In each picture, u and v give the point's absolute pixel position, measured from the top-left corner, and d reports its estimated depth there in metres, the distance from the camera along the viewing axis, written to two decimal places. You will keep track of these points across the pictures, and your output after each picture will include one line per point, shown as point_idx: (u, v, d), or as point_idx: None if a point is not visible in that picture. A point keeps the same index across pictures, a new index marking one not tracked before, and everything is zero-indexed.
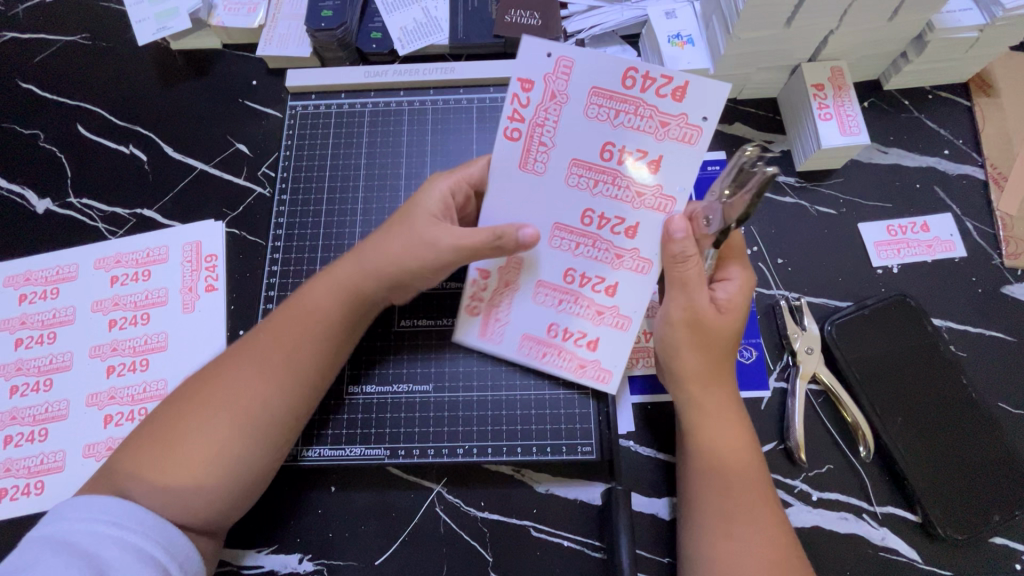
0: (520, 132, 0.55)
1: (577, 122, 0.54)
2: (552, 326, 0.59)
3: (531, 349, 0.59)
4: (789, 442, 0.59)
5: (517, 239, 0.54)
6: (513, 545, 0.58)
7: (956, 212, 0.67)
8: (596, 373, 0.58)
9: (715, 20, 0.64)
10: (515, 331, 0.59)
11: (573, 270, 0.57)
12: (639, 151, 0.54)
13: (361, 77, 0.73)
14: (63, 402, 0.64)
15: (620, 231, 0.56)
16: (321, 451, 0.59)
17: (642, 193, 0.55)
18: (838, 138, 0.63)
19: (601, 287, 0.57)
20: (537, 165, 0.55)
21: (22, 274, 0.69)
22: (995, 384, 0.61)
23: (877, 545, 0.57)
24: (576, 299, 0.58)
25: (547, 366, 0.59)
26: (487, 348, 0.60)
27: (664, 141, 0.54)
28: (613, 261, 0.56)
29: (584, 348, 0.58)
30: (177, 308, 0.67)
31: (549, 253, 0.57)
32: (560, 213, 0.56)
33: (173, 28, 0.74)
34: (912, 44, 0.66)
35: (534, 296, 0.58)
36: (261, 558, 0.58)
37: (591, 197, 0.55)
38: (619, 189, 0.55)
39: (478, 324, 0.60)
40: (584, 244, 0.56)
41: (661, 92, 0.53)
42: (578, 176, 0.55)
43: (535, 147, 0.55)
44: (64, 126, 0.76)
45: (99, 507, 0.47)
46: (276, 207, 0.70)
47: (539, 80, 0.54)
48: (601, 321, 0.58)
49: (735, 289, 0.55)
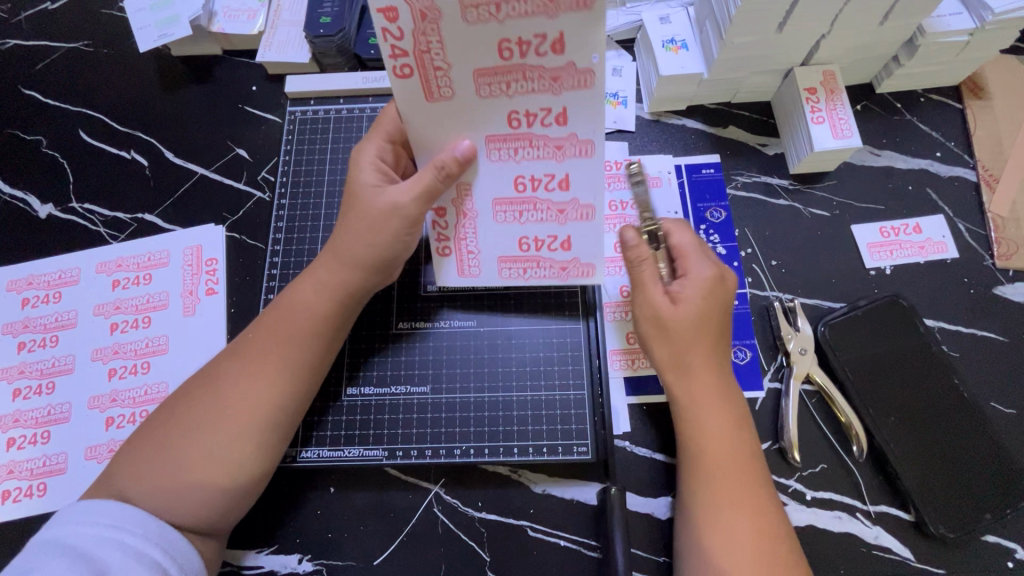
0: (411, 66, 0.46)
1: (462, 32, 0.44)
2: (521, 240, 0.58)
3: (512, 270, 0.60)
4: (783, 441, 0.59)
5: (457, 159, 0.50)
6: (509, 545, 0.58)
7: (948, 214, 0.68)
8: (578, 270, 0.60)
9: (708, 25, 0.65)
10: (490, 257, 0.59)
11: (521, 177, 0.53)
12: (538, 37, 0.44)
13: (359, 82, 0.74)
14: (65, 405, 0.65)
15: (551, 121, 0.49)
16: (320, 452, 0.60)
17: (558, 76, 0.46)
18: (830, 141, 0.64)
19: (555, 185, 0.53)
20: (443, 91, 0.47)
21: (25, 279, 0.70)
22: (987, 384, 0.62)
23: (871, 544, 0.57)
24: (534, 205, 0.55)
25: (533, 280, 0.61)
26: (468, 282, 0.61)
27: (559, 17, 0.43)
28: (557, 154, 0.51)
29: (558, 252, 0.58)
30: (177, 312, 0.68)
31: (489, 168, 0.53)
32: (487, 126, 0.50)
33: (173, 36, 0.73)
34: (903, 48, 0.67)
35: (495, 218, 0.56)
36: (261, 559, 0.59)
37: (511, 100, 0.48)
38: (534, 81, 0.47)
39: (453, 264, 0.60)
40: (521, 148, 0.51)
41: (540, 51, 0.45)
42: (489, 85, 0.47)
43: (432, 75, 0.46)
44: (66, 132, 0.76)
45: (98, 512, 0.47)
46: (275, 211, 0.71)
47: (400, 4, 0.43)
48: (567, 275, 0.60)
49: (692, 282, 0.56)
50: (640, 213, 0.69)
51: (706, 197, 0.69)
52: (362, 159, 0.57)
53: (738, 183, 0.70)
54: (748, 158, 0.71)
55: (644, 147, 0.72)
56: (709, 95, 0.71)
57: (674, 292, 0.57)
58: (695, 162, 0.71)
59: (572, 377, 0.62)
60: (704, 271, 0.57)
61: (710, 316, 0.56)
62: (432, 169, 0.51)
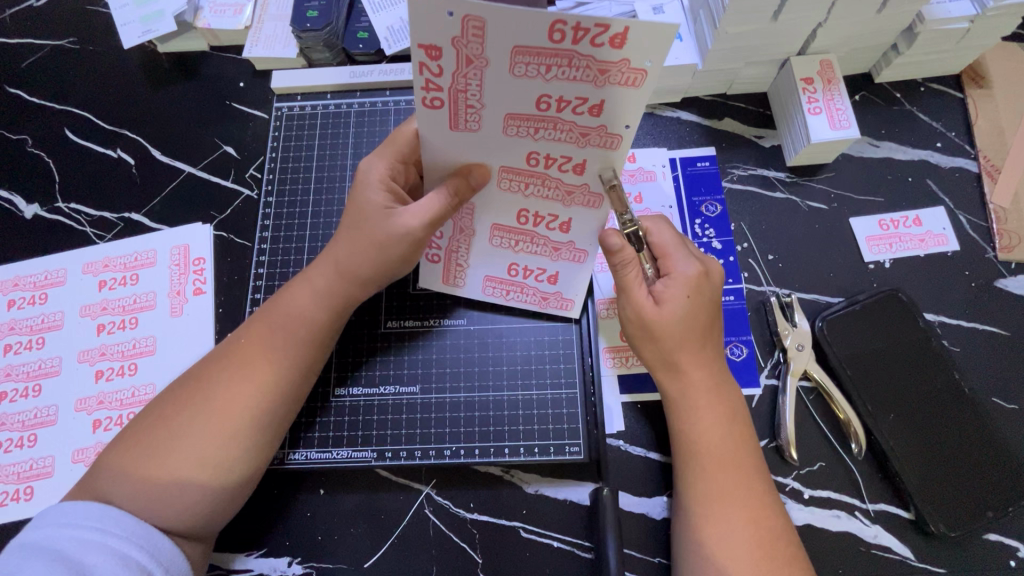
0: (441, 100, 0.44)
1: (505, 82, 0.42)
2: (511, 266, 0.59)
3: (495, 290, 0.61)
4: (780, 440, 0.58)
5: (469, 186, 0.50)
6: (501, 546, 0.57)
7: (949, 206, 0.66)
8: (558, 303, 0.62)
9: (702, 14, 0.63)
10: (478, 273, 0.60)
11: (526, 211, 0.53)
12: (580, 99, 0.42)
13: (346, 77, 0.73)
14: (52, 407, 0.64)
15: (569, 167, 0.48)
16: (308, 454, 0.59)
17: (587, 133, 0.45)
18: (827, 133, 0.63)
19: (556, 226, 0.54)
20: (470, 125, 0.45)
21: (10, 280, 0.69)
22: (989, 380, 0.60)
23: (870, 543, 0.56)
24: (532, 238, 0.55)
25: (513, 302, 0.62)
26: (451, 291, 0.62)
27: (605, 87, 0.41)
28: (565, 197, 0.51)
29: (544, 283, 0.60)
30: (164, 312, 0.67)
31: (498, 196, 0.52)
32: (505, 159, 0.48)
33: (157, 31, 0.72)
34: (901, 36, 0.65)
35: (490, 240, 0.57)
36: (249, 562, 0.58)
37: (535, 143, 0.46)
38: (563, 133, 0.45)
39: (440, 272, 0.60)
40: (533, 184, 0.50)
41: (578, 111, 0.43)
42: (517, 127, 0.45)
43: (461, 110, 0.44)
44: (52, 131, 0.75)
45: (82, 513, 0.46)
46: (263, 209, 0.70)
47: (446, 45, 0.40)
48: (546, 304, 0.62)
49: (676, 285, 0.54)
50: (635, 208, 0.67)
51: (701, 191, 0.68)
52: (371, 177, 0.56)
53: (733, 176, 0.69)
54: (744, 149, 0.70)
55: (638, 141, 0.70)
56: (703, 86, 0.70)
57: (657, 292, 0.54)
58: (690, 155, 0.69)
59: (564, 376, 0.61)
60: (688, 270, 0.55)
61: (695, 315, 0.54)
62: (443, 195, 0.50)
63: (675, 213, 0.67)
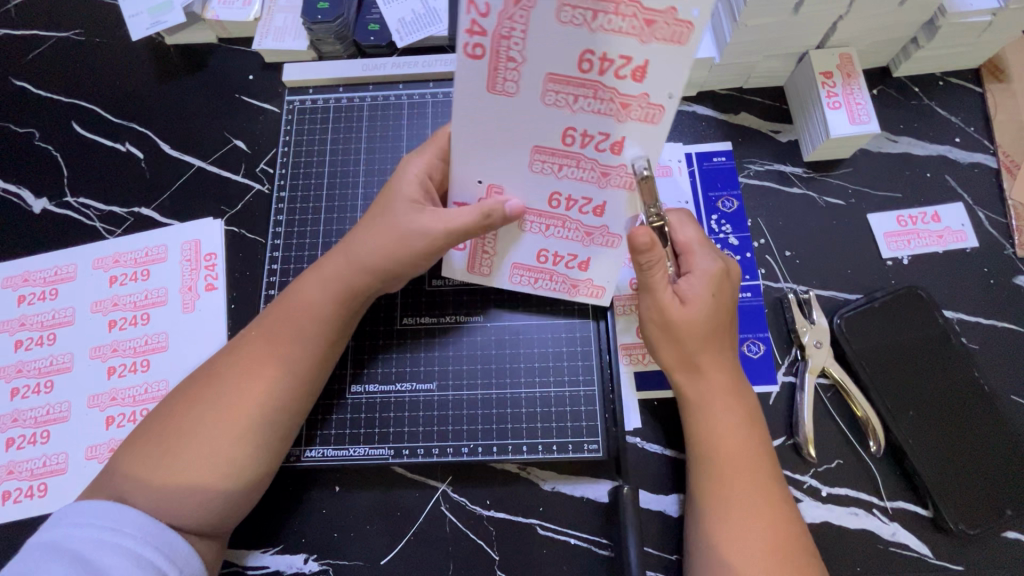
0: (483, 48, 0.41)
1: (549, 29, 0.40)
2: (541, 253, 0.58)
3: (523, 278, 0.60)
4: (798, 437, 0.58)
5: (504, 212, 0.52)
6: (519, 543, 0.57)
7: (968, 202, 0.66)
8: (588, 290, 0.60)
9: (720, 6, 0.62)
10: (505, 262, 0.59)
11: (557, 194, 0.51)
12: (623, 59, 0.41)
13: (359, 70, 0.72)
14: (64, 404, 0.64)
15: (606, 146, 0.46)
16: (324, 451, 0.59)
17: (628, 103, 0.43)
18: (847, 127, 0.62)
19: (590, 210, 0.52)
20: (507, 86, 0.43)
21: (19, 276, 0.68)
22: (1007, 377, 0.60)
23: (888, 540, 0.56)
24: (563, 222, 0.54)
25: (541, 290, 0.61)
26: (476, 280, 0.61)
27: (650, 44, 0.40)
28: (600, 179, 0.49)
29: (574, 270, 0.59)
30: (177, 308, 0.66)
31: (528, 178, 0.50)
32: (540, 135, 0.46)
33: (166, 23, 0.71)
34: (922, 29, 0.64)
35: (521, 226, 0.55)
36: (265, 559, 0.57)
37: (573, 114, 0.44)
38: (603, 103, 0.43)
39: (464, 259, 0.59)
40: (567, 165, 0.48)
41: (620, 74, 0.41)
42: (556, 93, 0.43)
43: (501, 65, 0.42)
44: (60, 124, 0.74)
45: (98, 513, 0.46)
46: (275, 205, 0.69)
47: None
48: (576, 292, 0.61)
49: (702, 283, 0.54)
50: None
51: (719, 187, 0.67)
52: (409, 173, 0.56)
53: (750, 171, 0.68)
54: (760, 144, 0.69)
55: None
56: (720, 79, 0.69)
57: (681, 291, 0.54)
58: (707, 150, 0.69)
59: (581, 374, 0.61)
60: (709, 265, 0.55)
61: (720, 313, 0.54)
62: (478, 212, 0.51)
63: (691, 209, 0.67)
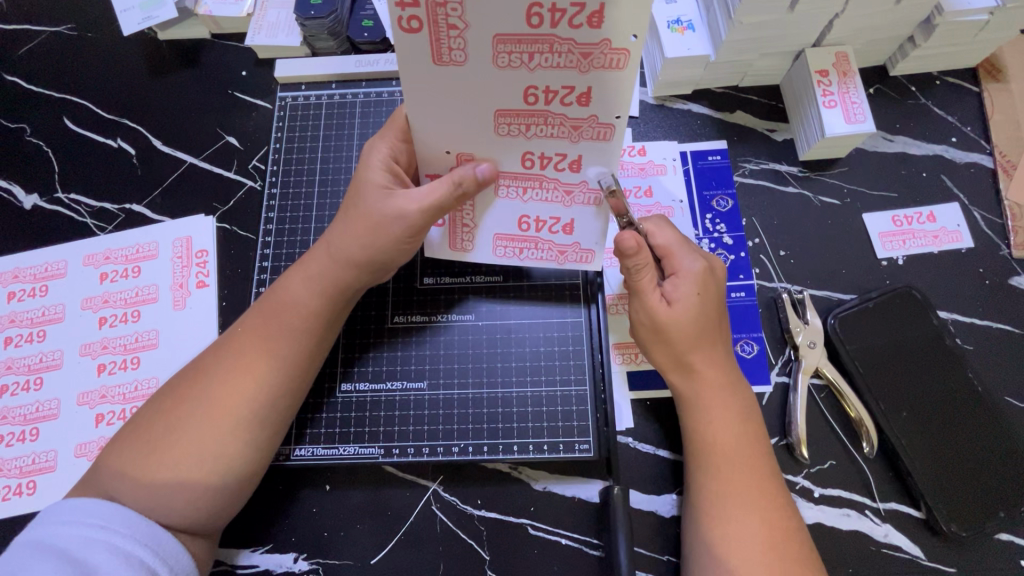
0: (420, 20, 0.41)
1: None
2: (522, 219, 0.56)
3: (507, 249, 0.59)
4: (791, 437, 0.58)
5: (475, 179, 0.51)
6: (509, 543, 0.57)
7: (963, 202, 0.66)
8: (577, 256, 0.59)
9: (716, 4, 0.61)
10: (487, 233, 0.58)
11: (530, 153, 0.50)
12: (576, 6, 0.39)
13: (352, 66, 0.71)
14: (54, 401, 0.63)
15: (573, 100, 0.45)
16: (314, 450, 0.59)
17: (588, 53, 0.42)
18: (842, 126, 0.62)
19: (566, 165, 0.51)
20: (454, 55, 0.43)
21: (9, 272, 0.68)
22: (1001, 378, 0.60)
23: (880, 542, 0.56)
24: (540, 182, 0.53)
25: (528, 260, 0.60)
26: (460, 256, 0.60)
27: None
28: (572, 133, 0.48)
29: (559, 235, 0.57)
30: (167, 305, 0.66)
31: (498, 142, 0.49)
32: (501, 99, 0.46)
33: (158, 18, 0.71)
34: (919, 28, 0.64)
35: (498, 192, 0.54)
36: (255, 558, 0.57)
37: (531, 73, 0.44)
38: (561, 56, 0.42)
39: (445, 236, 0.59)
40: (534, 125, 0.47)
41: (575, 23, 0.40)
42: (508, 54, 0.43)
43: (444, 34, 0.42)
44: (52, 120, 0.74)
45: (85, 510, 0.46)
46: (266, 202, 0.68)
47: None
48: (564, 260, 0.59)
49: (686, 284, 0.54)
50: (644, 202, 0.66)
51: (713, 185, 0.67)
52: (372, 160, 0.55)
53: (745, 170, 0.68)
54: (755, 143, 0.68)
55: (648, 134, 0.69)
56: (715, 78, 0.69)
57: (668, 293, 0.54)
58: (702, 149, 0.68)
59: (573, 373, 0.61)
60: (693, 266, 0.55)
61: (706, 312, 0.54)
62: (449, 183, 0.51)
63: (686, 208, 0.66)
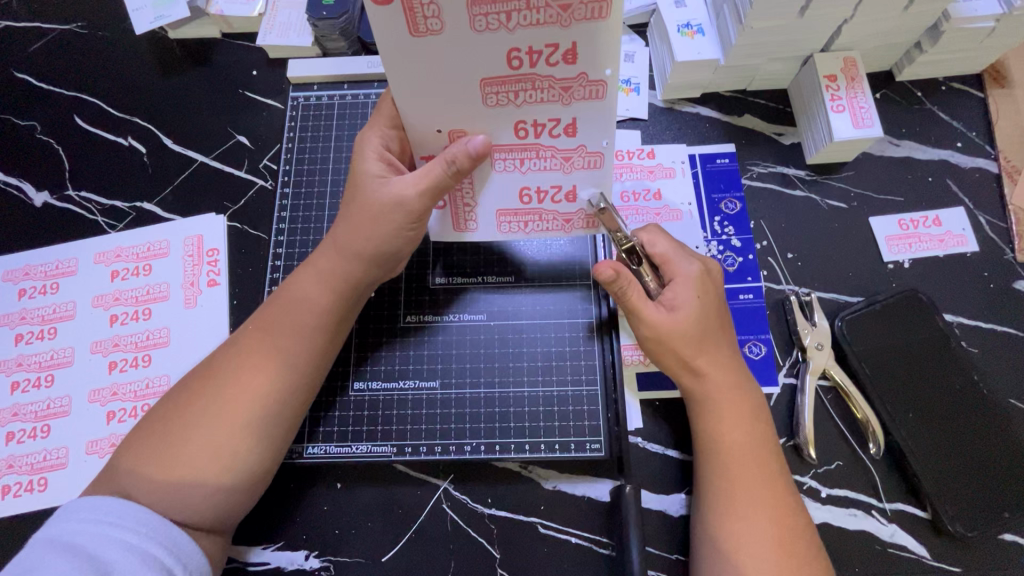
0: None
1: None
2: (522, 192, 0.56)
3: (511, 224, 0.59)
4: (798, 438, 0.58)
5: (468, 154, 0.50)
6: (519, 541, 0.57)
7: (969, 206, 0.66)
8: (582, 222, 0.59)
9: (726, 9, 0.62)
10: (489, 210, 0.57)
11: (523, 122, 0.49)
12: None
13: (364, 67, 0.72)
14: (65, 398, 0.63)
15: (558, 59, 0.44)
16: (326, 448, 0.59)
17: (567, 5, 0.41)
18: (850, 130, 0.62)
19: (560, 131, 0.50)
20: (430, 24, 0.42)
21: (20, 269, 0.68)
22: (1006, 381, 0.61)
23: (887, 542, 0.57)
24: (537, 152, 0.52)
25: (534, 232, 0.59)
26: (466, 237, 0.59)
27: None
28: (563, 95, 0.47)
29: (561, 203, 0.57)
30: (179, 304, 0.66)
31: (489, 114, 0.49)
32: (485, 66, 0.45)
33: (170, 17, 0.72)
34: (926, 34, 0.65)
35: (494, 166, 0.53)
36: (267, 555, 0.57)
37: (511, 34, 0.43)
38: (541, 13, 0.41)
39: (449, 218, 0.58)
40: (522, 91, 0.47)
41: None
42: (485, 16, 0.42)
43: (418, 4, 0.41)
44: (62, 117, 0.74)
45: (99, 508, 0.46)
46: (279, 201, 0.69)
47: None
48: (571, 227, 0.59)
49: (683, 288, 0.55)
50: (653, 204, 0.67)
51: (722, 188, 0.68)
52: (366, 150, 0.56)
53: (753, 173, 0.68)
54: (764, 148, 0.69)
55: (657, 137, 0.70)
56: (724, 82, 0.69)
57: (668, 300, 0.55)
58: (709, 152, 0.69)
59: (584, 373, 0.61)
60: (691, 269, 0.56)
61: (708, 313, 0.55)
62: (442, 162, 0.50)
63: (694, 210, 0.67)
